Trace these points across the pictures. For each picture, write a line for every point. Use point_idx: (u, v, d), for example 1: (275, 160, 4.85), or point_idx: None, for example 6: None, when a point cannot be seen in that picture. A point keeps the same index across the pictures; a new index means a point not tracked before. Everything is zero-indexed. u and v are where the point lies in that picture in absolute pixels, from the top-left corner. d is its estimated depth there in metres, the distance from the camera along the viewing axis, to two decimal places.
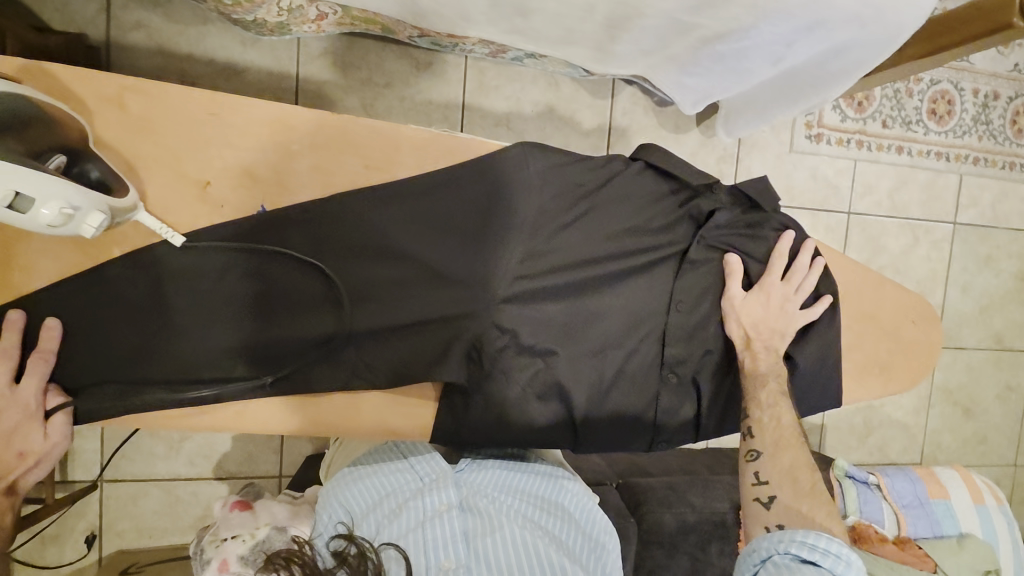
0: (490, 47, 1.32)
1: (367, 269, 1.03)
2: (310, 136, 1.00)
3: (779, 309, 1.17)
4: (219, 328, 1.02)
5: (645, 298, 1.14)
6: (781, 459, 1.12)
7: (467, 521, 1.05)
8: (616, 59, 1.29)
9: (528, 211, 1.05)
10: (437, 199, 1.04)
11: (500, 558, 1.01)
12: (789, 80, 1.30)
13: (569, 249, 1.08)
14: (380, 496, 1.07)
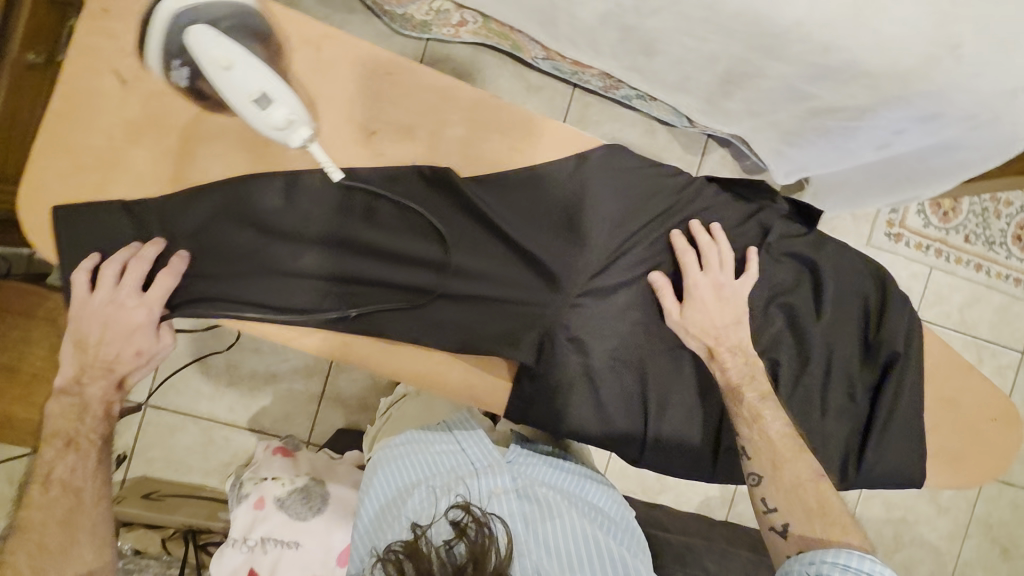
0: (605, 81, 1.40)
1: (464, 226, 0.91)
2: (467, 109, 0.89)
3: (732, 304, 0.96)
4: (298, 250, 0.89)
5: (766, 346, 1.00)
6: (785, 475, 0.95)
7: (527, 500, 1.03)
8: (722, 115, 1.34)
9: (650, 221, 0.95)
10: (553, 178, 0.91)
11: (567, 536, 0.99)
12: (889, 170, 1.31)
13: (682, 263, 0.94)
14: (439, 475, 1.03)
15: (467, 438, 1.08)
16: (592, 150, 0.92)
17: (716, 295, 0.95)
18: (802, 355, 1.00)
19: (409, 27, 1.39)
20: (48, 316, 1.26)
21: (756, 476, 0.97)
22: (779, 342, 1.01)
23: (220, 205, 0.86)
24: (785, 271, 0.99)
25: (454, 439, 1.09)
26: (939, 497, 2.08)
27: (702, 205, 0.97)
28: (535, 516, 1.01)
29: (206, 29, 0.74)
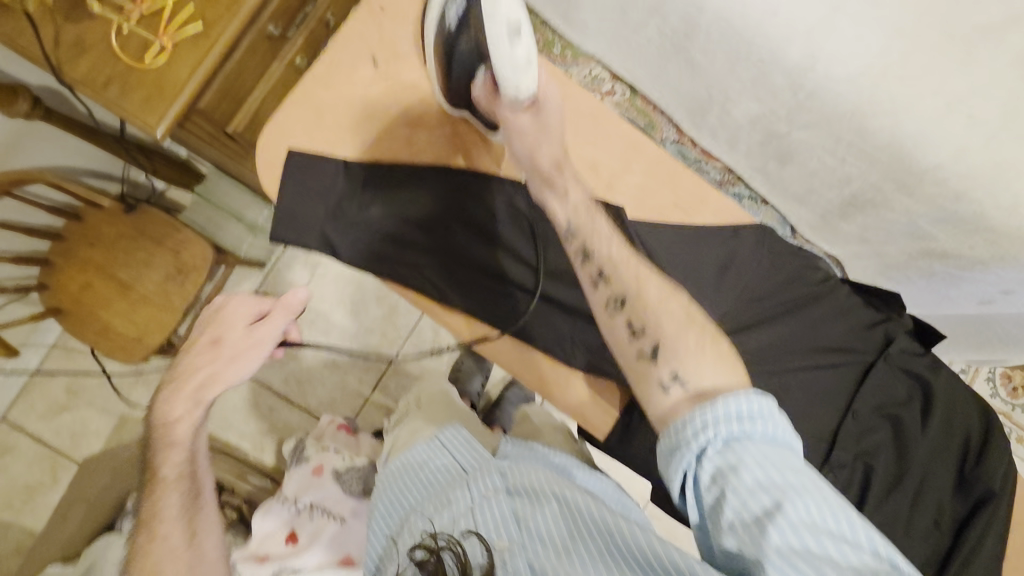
0: (723, 174, 1.43)
1: None
2: (651, 164, 0.81)
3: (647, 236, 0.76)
4: (470, 241, 0.81)
5: (910, 499, 0.81)
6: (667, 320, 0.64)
7: (523, 497, 0.65)
8: (831, 232, 1.35)
9: (828, 315, 0.83)
10: (714, 246, 0.82)
11: (584, 549, 0.58)
12: (983, 325, 1.34)
13: (871, 393, 0.82)
14: (411, 485, 0.76)
15: (451, 437, 0.81)
16: (752, 227, 0.82)
17: (882, 433, 0.82)
18: (947, 521, 0.82)
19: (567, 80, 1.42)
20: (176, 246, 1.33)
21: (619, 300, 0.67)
22: (934, 501, 0.81)
23: (414, 177, 0.79)
24: (949, 425, 0.83)
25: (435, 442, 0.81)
26: None
27: (887, 323, 0.85)
28: (526, 518, 0.63)
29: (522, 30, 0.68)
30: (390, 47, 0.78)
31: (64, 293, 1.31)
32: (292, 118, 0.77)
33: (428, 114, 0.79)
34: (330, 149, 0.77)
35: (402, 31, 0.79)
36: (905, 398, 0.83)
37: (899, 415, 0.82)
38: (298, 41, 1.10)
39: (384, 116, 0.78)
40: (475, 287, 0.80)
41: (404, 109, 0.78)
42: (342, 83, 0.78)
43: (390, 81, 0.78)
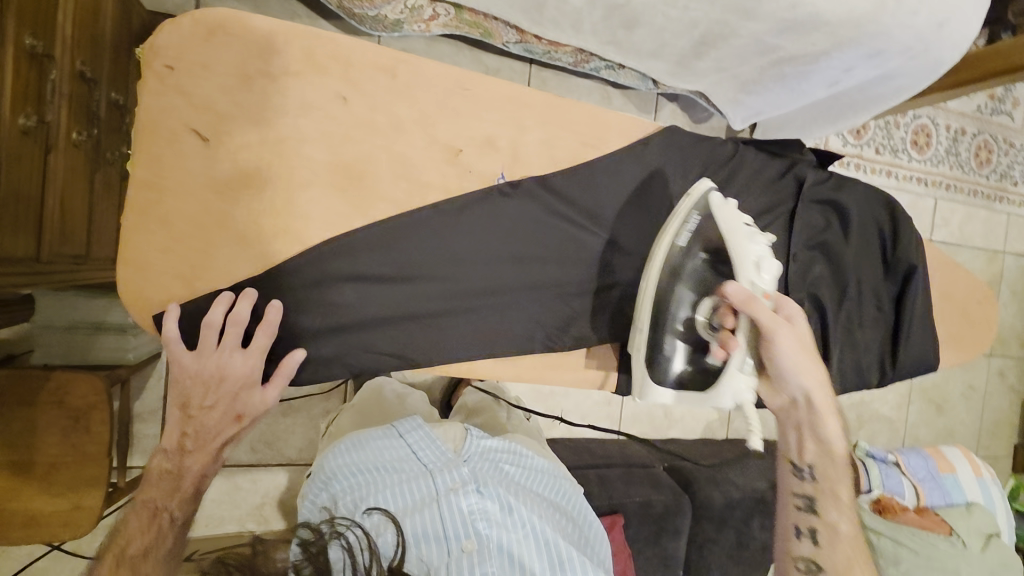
0: (578, 56, 1.27)
1: (552, 242, 0.78)
2: (543, 112, 0.76)
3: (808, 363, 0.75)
4: (411, 287, 0.72)
5: (856, 300, 0.95)
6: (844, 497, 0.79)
7: (492, 498, 0.70)
8: (690, 74, 1.32)
9: (747, 182, 0.88)
10: (631, 168, 0.81)
11: (526, 552, 0.68)
12: (833, 102, 1.40)
13: (801, 233, 0.91)
14: (365, 472, 0.73)
15: (415, 431, 0.76)
16: (657, 133, 0.82)
17: (820, 260, 0.93)
18: (886, 299, 0.97)
19: (376, 28, 1.09)
20: (21, 401, 0.81)
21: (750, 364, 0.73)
22: (872, 289, 0.96)
23: (323, 257, 0.67)
24: (863, 229, 0.95)
25: (398, 433, 0.77)
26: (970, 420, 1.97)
27: (794, 164, 0.91)
28: (488, 519, 0.69)
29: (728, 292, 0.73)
30: (209, 108, 0.63)
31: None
32: (143, 245, 0.62)
33: (297, 166, 0.66)
34: (210, 255, 0.64)
35: (212, 84, 0.63)
36: (826, 223, 0.93)
37: (826, 240, 0.93)
38: (61, 114, 0.69)
39: (247, 191, 0.65)
40: (431, 331, 0.74)
41: (268, 172, 0.65)
42: (179, 177, 0.63)
43: (234, 148, 0.64)
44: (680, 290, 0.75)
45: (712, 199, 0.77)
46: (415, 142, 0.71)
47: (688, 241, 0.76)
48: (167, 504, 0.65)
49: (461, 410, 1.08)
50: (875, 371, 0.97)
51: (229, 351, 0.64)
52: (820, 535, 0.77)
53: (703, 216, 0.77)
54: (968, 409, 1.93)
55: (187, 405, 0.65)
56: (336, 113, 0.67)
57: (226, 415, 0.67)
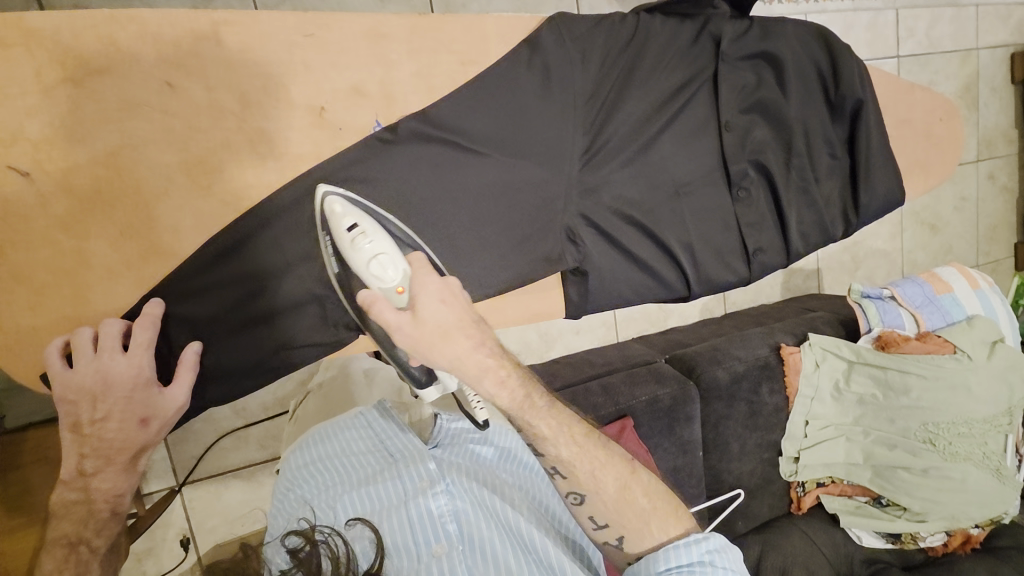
0: None
1: (458, 180, 0.70)
2: (409, 39, 0.67)
3: (468, 341, 0.53)
4: (314, 269, 0.65)
5: (805, 154, 0.88)
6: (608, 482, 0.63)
7: (461, 495, 0.67)
8: None
9: (659, 56, 0.79)
10: (524, 75, 0.72)
11: (498, 548, 0.63)
12: None
13: (731, 98, 0.83)
14: (334, 474, 0.70)
15: (382, 421, 0.75)
16: (542, 27, 0.72)
17: (758, 122, 0.85)
18: (838, 144, 0.90)
19: None
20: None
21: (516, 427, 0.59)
22: (821, 137, 0.88)
23: (205, 265, 0.61)
24: (800, 73, 0.86)
25: (364, 424, 0.75)
26: (967, 233, 1.90)
27: (708, 21, 0.81)
28: (458, 519, 0.65)
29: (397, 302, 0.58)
30: (20, 138, 0.55)
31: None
32: (8, 305, 0.56)
33: (147, 174, 0.59)
34: (83, 298, 0.59)
35: (12, 109, 0.54)
36: (757, 79, 0.84)
37: (761, 98, 0.84)
38: None
39: (101, 216, 0.58)
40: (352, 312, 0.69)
41: (116, 191, 0.58)
42: (18, 223, 0.56)
43: (65, 175, 0.56)
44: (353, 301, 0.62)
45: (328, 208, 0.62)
46: (271, 112, 0.63)
47: (338, 263, 0.62)
48: (86, 534, 0.54)
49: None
50: (838, 224, 0.92)
51: (109, 353, 0.57)
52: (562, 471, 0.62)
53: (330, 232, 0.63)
54: (962, 221, 1.86)
55: (77, 425, 0.55)
56: (167, 104, 0.59)
57: (127, 423, 0.56)
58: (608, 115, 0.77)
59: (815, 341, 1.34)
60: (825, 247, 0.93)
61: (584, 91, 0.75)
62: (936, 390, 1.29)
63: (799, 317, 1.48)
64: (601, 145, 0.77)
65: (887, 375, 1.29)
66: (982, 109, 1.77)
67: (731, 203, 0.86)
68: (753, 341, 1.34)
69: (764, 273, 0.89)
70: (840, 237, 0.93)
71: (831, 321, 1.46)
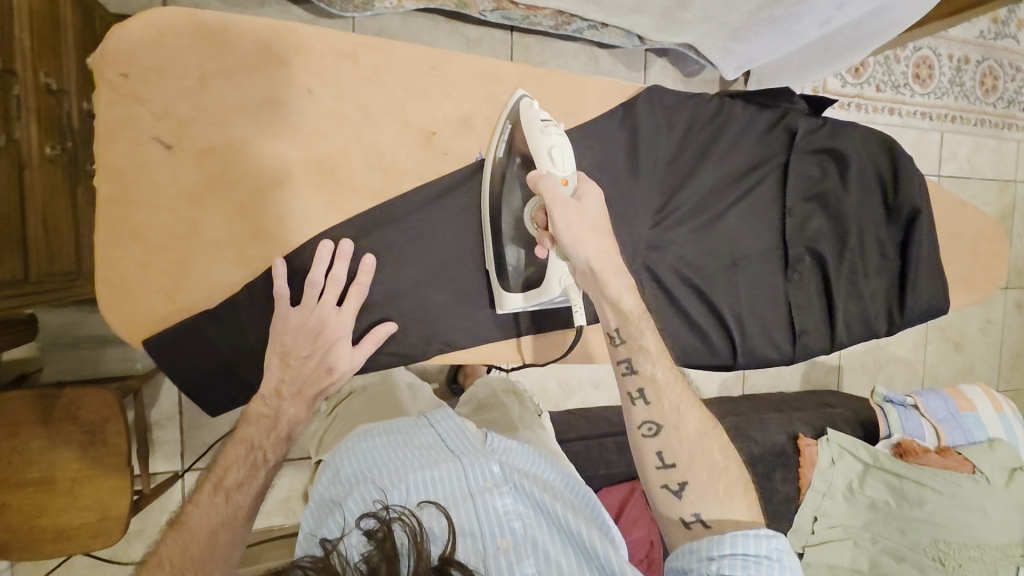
0: (558, 17, 0.99)
1: None
2: (519, 84, 0.73)
3: (603, 233, 0.69)
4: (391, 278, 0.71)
5: (858, 249, 0.92)
6: (687, 424, 0.65)
7: (524, 498, 0.65)
8: (674, 26, 1.03)
9: (734, 137, 0.85)
10: (611, 133, 0.78)
11: (558, 552, 0.62)
12: (823, 42, 1.16)
13: (797, 186, 0.88)
14: (392, 460, 0.68)
15: (446, 423, 0.72)
16: (637, 93, 0.79)
17: (817, 212, 0.90)
18: (890, 245, 0.94)
19: (346, 11, 0.89)
20: (38, 421, 0.87)
21: (626, 364, 0.68)
22: (874, 238, 0.93)
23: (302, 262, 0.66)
24: (862, 173, 0.91)
25: (427, 425, 0.73)
26: (993, 354, 1.89)
27: (784, 114, 0.87)
28: (523, 519, 0.63)
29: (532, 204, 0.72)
30: (169, 114, 0.61)
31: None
32: (118, 262, 0.61)
33: (267, 164, 0.64)
34: (188, 267, 0.63)
35: (168, 88, 0.60)
36: (822, 172, 0.90)
37: (824, 191, 0.89)
38: (31, 131, 0.70)
39: (221, 197, 0.63)
40: (417, 326, 0.73)
41: (240, 174, 0.64)
42: (147, 188, 0.61)
43: (199, 154, 0.62)
44: (503, 208, 0.73)
45: (522, 106, 0.71)
46: (386, 129, 0.69)
47: (504, 149, 0.72)
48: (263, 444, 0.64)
49: (469, 401, 1.00)
50: (882, 320, 0.95)
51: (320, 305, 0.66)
52: (647, 393, 0.65)
53: (514, 121, 0.72)
54: (987, 344, 1.88)
55: (284, 355, 0.65)
56: (300, 107, 0.65)
57: (326, 354, 0.67)
58: (679, 181, 0.83)
59: (832, 437, 1.33)
60: (866, 341, 0.95)
61: (661, 157, 0.81)
62: (953, 508, 1.27)
63: (817, 410, 1.48)
64: (670, 207, 0.83)
65: (901, 484, 1.29)
66: (1017, 239, 1.82)
67: (783, 283, 0.89)
68: (770, 427, 1.34)
69: (806, 355, 0.91)
70: (883, 333, 0.96)
71: (850, 416, 1.46)
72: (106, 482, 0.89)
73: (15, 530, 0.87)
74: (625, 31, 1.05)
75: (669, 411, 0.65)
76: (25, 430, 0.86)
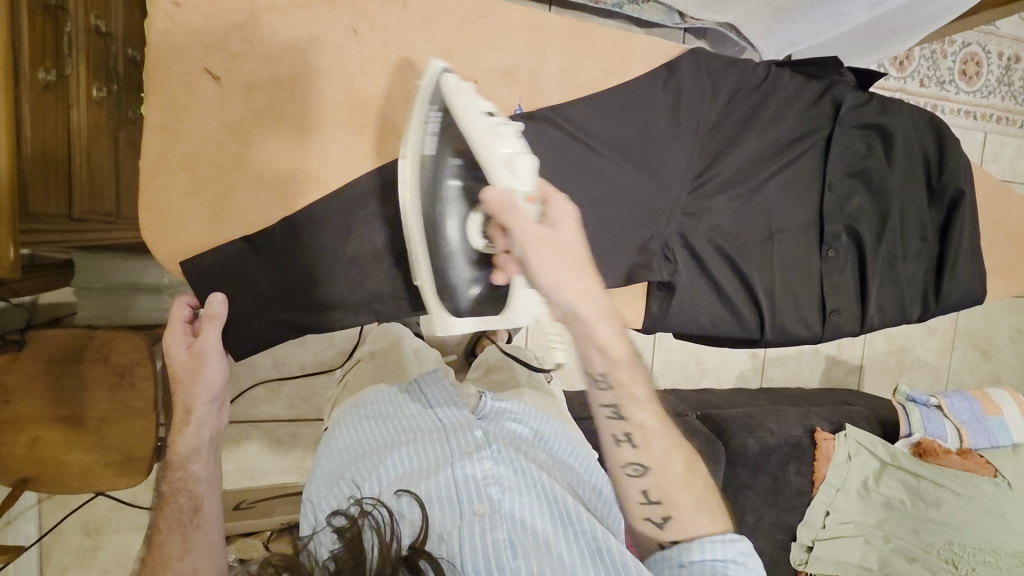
0: None
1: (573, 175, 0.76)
2: (565, 40, 0.73)
3: (582, 266, 0.56)
4: None
5: (898, 230, 0.90)
6: (677, 470, 0.62)
7: (504, 460, 0.66)
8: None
9: (779, 107, 0.83)
10: (654, 94, 0.77)
11: (538, 513, 0.61)
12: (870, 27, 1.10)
13: (839, 161, 0.87)
14: (379, 438, 0.72)
15: (435, 386, 0.78)
16: (684, 54, 0.77)
17: (858, 190, 0.89)
18: (931, 229, 0.92)
19: None
20: (68, 358, 0.89)
21: (611, 407, 0.61)
22: (916, 220, 0.91)
23: (341, 203, 0.67)
24: (908, 153, 0.89)
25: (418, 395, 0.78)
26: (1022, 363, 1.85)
27: (832, 86, 0.85)
28: (501, 483, 0.63)
29: (473, 218, 0.66)
30: (222, 46, 0.61)
31: (19, 459, 0.90)
32: (164, 190, 0.62)
33: (313, 104, 0.65)
34: (230, 200, 0.64)
35: (222, 20, 0.61)
36: (867, 149, 0.87)
37: (867, 167, 0.88)
38: (79, 68, 0.72)
39: (268, 133, 0.64)
40: None
41: (286, 112, 0.64)
42: (196, 119, 0.62)
43: (248, 88, 0.63)
44: (445, 224, 0.66)
45: (447, 89, 0.64)
46: (432, 76, 0.69)
47: (462, 154, 0.65)
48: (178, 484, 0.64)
49: (480, 366, 1.01)
50: (916, 305, 0.93)
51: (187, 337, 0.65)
52: (635, 440, 0.61)
53: (443, 110, 0.65)
54: (1015, 354, 1.83)
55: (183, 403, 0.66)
56: (348, 48, 0.65)
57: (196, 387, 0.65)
58: (720, 148, 0.82)
59: (850, 433, 1.31)
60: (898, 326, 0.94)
61: (704, 122, 0.80)
62: (970, 511, 1.25)
63: (839, 407, 1.45)
64: (708, 174, 0.82)
65: (918, 484, 1.27)
66: None
67: (819, 261, 0.88)
68: (788, 419, 1.30)
69: (836, 335, 0.90)
70: (916, 319, 0.94)
71: (870, 415, 1.44)
72: (132, 420, 0.92)
73: (44, 461, 0.91)
74: (665, 7, 1.03)
75: (662, 467, 0.62)
76: (55, 369, 0.88)
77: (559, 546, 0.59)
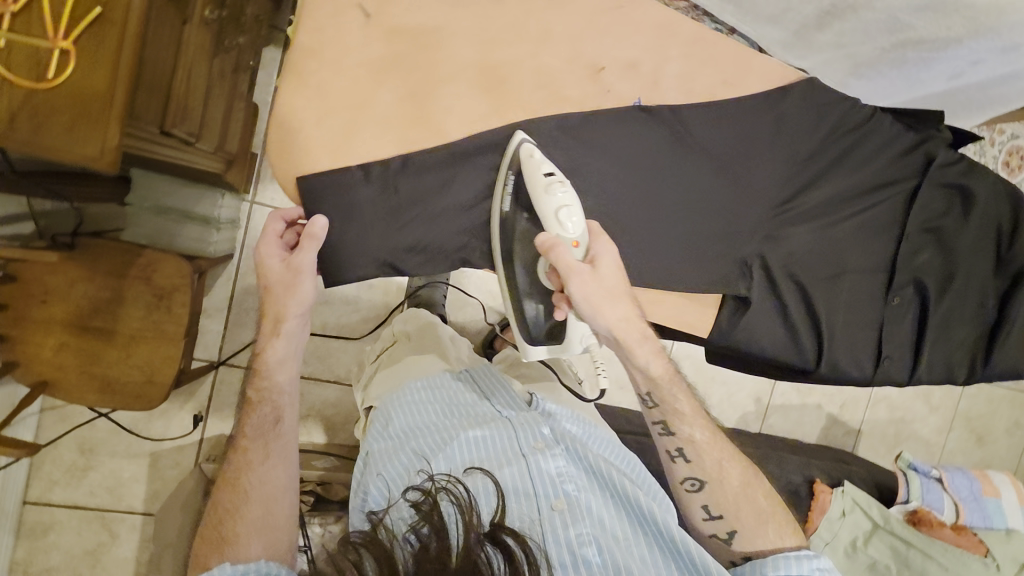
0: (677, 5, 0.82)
1: (671, 176, 0.78)
2: (689, 45, 0.74)
3: (619, 299, 0.66)
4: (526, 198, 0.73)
5: (961, 291, 0.91)
6: (731, 480, 0.67)
7: (574, 460, 0.67)
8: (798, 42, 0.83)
9: (873, 150, 0.85)
10: (762, 115, 0.79)
11: (610, 514, 0.63)
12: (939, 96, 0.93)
13: (919, 214, 0.89)
14: (442, 419, 0.72)
15: (489, 378, 0.79)
16: (799, 80, 0.79)
17: (929, 246, 0.91)
18: (993, 296, 0.93)
19: None
20: (115, 270, 0.89)
21: (661, 424, 0.69)
22: (979, 286, 0.92)
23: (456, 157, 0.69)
24: (985, 220, 0.90)
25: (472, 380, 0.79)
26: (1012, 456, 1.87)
27: (928, 140, 0.86)
28: (575, 482, 0.65)
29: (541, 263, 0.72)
30: None
31: (41, 359, 0.89)
32: (298, 110, 0.63)
33: (447, 58, 0.66)
34: (354, 134, 0.65)
35: None
36: (946, 208, 0.90)
37: (942, 225, 0.90)
38: None
39: (399, 77, 0.65)
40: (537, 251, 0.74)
41: (420, 60, 0.65)
42: (341, 49, 0.63)
43: (390, 30, 0.64)
44: (516, 267, 0.74)
45: (523, 151, 0.69)
46: (559, 54, 0.70)
47: (510, 202, 0.71)
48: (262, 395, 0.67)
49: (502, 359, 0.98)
50: (961, 366, 0.95)
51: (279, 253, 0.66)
52: (687, 454, 0.68)
53: (518, 171, 0.70)
54: (1009, 446, 1.86)
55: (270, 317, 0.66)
56: (490, 11, 0.67)
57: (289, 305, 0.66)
58: (812, 178, 0.84)
59: (849, 490, 1.31)
60: (942, 385, 0.95)
61: (803, 150, 0.82)
62: None
63: (834, 462, 1.45)
64: (795, 202, 0.84)
65: (907, 552, 1.26)
66: None
67: (881, 306, 0.90)
68: (790, 465, 1.31)
69: (883, 381, 0.91)
70: (960, 381, 0.96)
71: (868, 477, 1.44)
72: (168, 343, 0.91)
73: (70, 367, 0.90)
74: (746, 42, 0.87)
75: (725, 484, 0.67)
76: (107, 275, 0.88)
77: (635, 545, 0.61)
